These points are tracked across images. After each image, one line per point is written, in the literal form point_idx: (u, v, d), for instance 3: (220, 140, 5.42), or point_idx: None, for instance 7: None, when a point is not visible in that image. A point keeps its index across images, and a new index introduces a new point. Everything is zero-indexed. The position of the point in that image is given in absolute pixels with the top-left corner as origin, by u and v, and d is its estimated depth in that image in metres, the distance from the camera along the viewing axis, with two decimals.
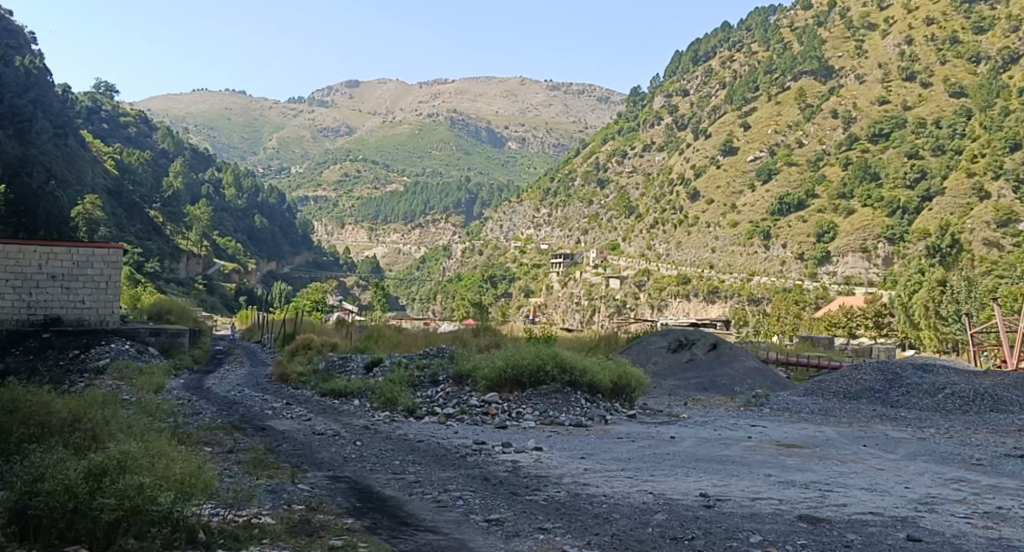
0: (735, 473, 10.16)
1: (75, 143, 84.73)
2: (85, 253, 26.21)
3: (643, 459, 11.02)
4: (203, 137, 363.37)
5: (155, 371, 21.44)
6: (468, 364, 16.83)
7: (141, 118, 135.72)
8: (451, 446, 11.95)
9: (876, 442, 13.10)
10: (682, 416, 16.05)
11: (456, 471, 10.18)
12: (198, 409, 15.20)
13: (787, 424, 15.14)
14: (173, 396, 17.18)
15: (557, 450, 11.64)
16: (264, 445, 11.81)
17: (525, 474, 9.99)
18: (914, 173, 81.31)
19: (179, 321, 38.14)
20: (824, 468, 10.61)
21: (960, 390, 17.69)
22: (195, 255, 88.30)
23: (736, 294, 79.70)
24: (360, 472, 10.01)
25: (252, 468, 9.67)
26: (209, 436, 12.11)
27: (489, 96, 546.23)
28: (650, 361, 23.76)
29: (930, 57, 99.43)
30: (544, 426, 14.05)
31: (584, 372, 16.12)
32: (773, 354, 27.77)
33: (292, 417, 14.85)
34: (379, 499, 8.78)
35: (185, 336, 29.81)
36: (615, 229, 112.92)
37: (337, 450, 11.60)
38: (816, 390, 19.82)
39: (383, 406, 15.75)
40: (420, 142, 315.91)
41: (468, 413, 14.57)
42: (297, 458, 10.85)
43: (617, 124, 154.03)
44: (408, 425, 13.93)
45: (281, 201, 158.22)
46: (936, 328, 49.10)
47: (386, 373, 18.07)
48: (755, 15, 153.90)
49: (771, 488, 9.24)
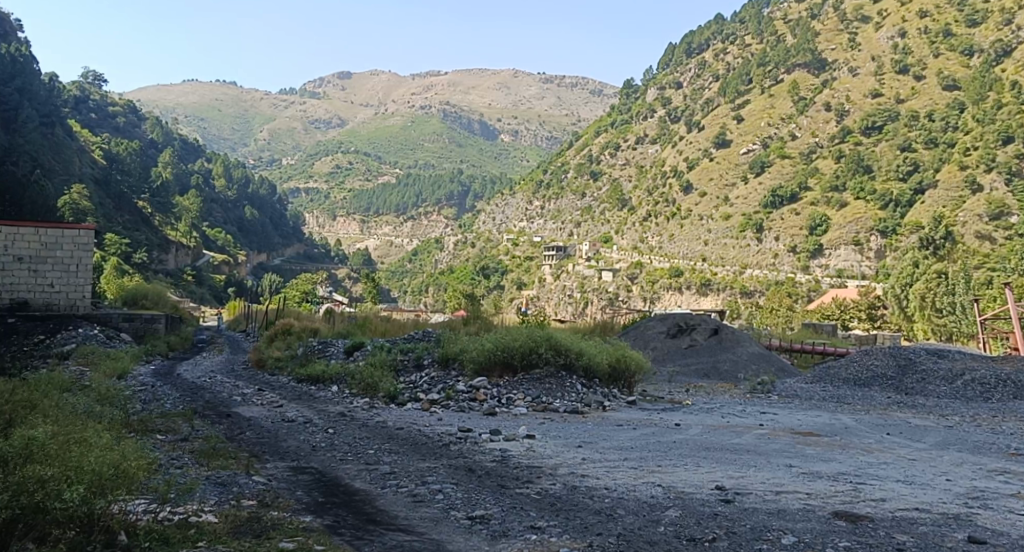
0: (752, 463, 9.01)
1: (63, 133, 82.77)
2: (54, 235, 24.83)
3: (649, 447, 9.86)
4: (195, 128, 359.47)
5: (123, 357, 20.22)
6: (454, 346, 15.63)
7: (129, 108, 133.77)
8: (433, 433, 10.78)
9: (900, 430, 11.98)
10: (685, 403, 14.92)
11: (437, 461, 9.03)
12: (158, 395, 13.96)
13: (798, 411, 14.05)
14: (137, 382, 15.98)
15: (551, 438, 10.50)
16: (225, 432, 10.59)
17: (516, 465, 8.80)
18: (906, 165, 80.29)
19: (157, 306, 36.75)
20: (851, 458, 9.49)
21: (980, 376, 16.61)
22: (184, 247, 86.54)
23: (728, 287, 78.63)
24: (328, 463, 8.83)
25: (203, 458, 8.50)
26: (166, 423, 10.93)
27: (481, 89, 543.71)
28: (648, 347, 22.71)
29: (922, 49, 98.88)
30: (537, 412, 12.93)
31: (580, 354, 14.98)
32: (776, 341, 26.65)
33: (262, 404, 13.64)
34: (350, 491, 7.62)
35: (161, 321, 28.43)
36: (607, 221, 111.60)
37: (307, 438, 10.41)
38: (824, 378, 18.79)
39: (363, 392, 14.60)
40: (412, 135, 313.57)
41: (454, 399, 13.38)
42: (259, 447, 9.64)
43: (609, 117, 152.52)
44: (388, 413, 12.75)
45: (273, 193, 156.44)
46: (930, 320, 48.24)
47: (367, 357, 16.91)
48: (749, 7, 152.76)
49: (796, 480, 8.10)
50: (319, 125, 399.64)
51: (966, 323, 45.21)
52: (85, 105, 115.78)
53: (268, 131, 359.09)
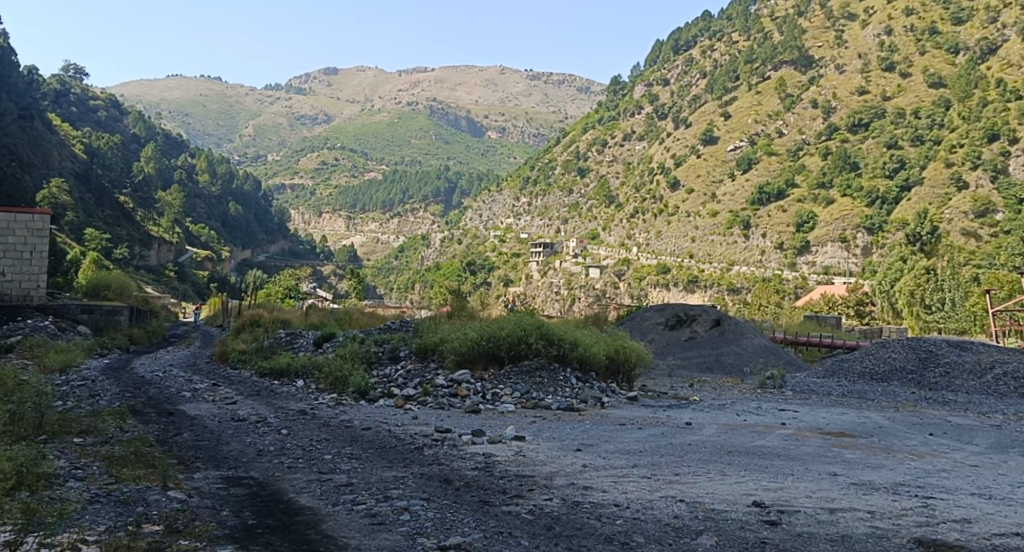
0: (790, 472, 7.43)
1: (42, 125, 80.12)
2: (6, 219, 23.13)
3: (661, 452, 8.25)
4: (179, 123, 353.45)
5: (71, 349, 18.41)
6: (435, 335, 14.01)
7: (111, 102, 131.01)
8: (405, 435, 9.18)
9: (943, 430, 10.42)
10: (693, 399, 13.37)
11: (406, 469, 7.40)
12: (94, 391, 12.32)
13: (821, 409, 12.54)
14: (74, 376, 14.22)
15: (544, 441, 8.88)
16: (158, 434, 8.94)
17: (502, 474, 7.20)
18: (893, 162, 79.06)
19: (121, 298, 34.75)
20: (902, 464, 7.93)
21: (1012, 370, 15.23)
22: (165, 242, 84.22)
23: (716, 284, 77.19)
24: (271, 472, 7.19)
25: (117, 467, 6.85)
26: (90, 424, 9.23)
27: (467, 85, 541.16)
28: (645, 340, 21.33)
29: (908, 47, 97.56)
30: (526, 410, 11.35)
31: (575, 344, 13.39)
32: (780, 334, 25.27)
33: (214, 401, 12.02)
34: (293, 510, 6.00)
35: (124, 313, 26.50)
36: (594, 218, 109.97)
37: (255, 441, 8.75)
38: (838, 373, 17.32)
39: (332, 387, 12.97)
40: (398, 131, 310.44)
41: (432, 396, 11.78)
42: (192, 452, 8.00)
43: (596, 113, 150.89)
44: (356, 411, 11.15)
45: (258, 189, 153.91)
46: (919, 316, 46.76)
47: (338, 349, 15.30)
48: (736, 5, 151.51)
49: (849, 494, 6.51)
50: (304, 121, 395.42)
51: (953, 318, 43.89)
52: (66, 99, 112.90)
53: (253, 127, 353.85)
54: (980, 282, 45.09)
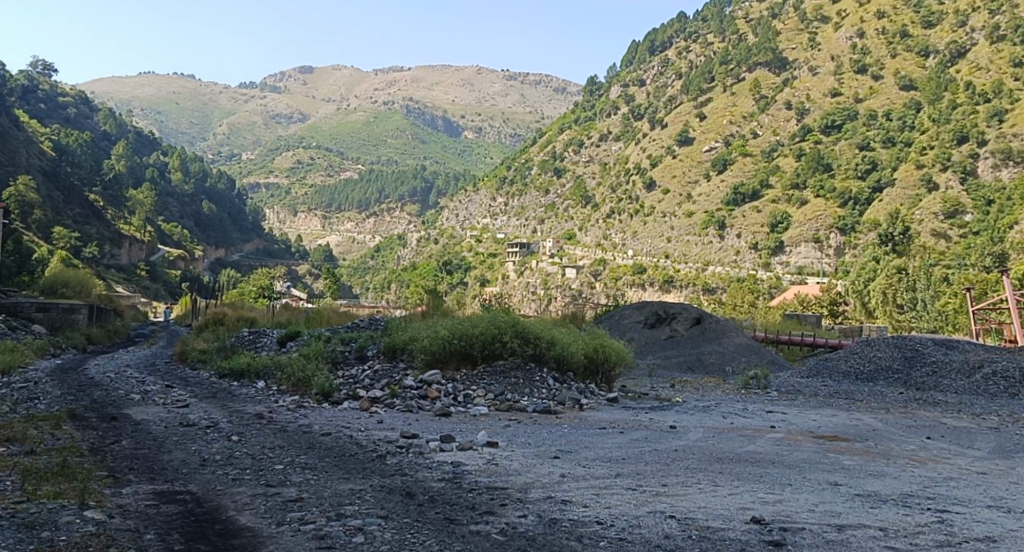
0: (788, 482, 6.76)
1: (9, 120, 78.05)
2: None
3: (646, 459, 7.57)
4: (152, 122, 347.98)
5: (19, 349, 17.42)
6: (404, 334, 13.28)
7: (81, 98, 128.42)
8: (367, 441, 8.43)
9: (942, 433, 9.84)
10: (675, 401, 12.72)
11: (364, 482, 6.64)
12: (34, 393, 11.45)
13: (810, 411, 11.95)
14: (16, 378, 13.29)
15: (518, 447, 8.18)
16: (93, 442, 8.09)
17: (472, 486, 6.47)
18: (865, 164, 79.60)
19: (80, 296, 33.54)
20: (907, 472, 7.32)
21: (1001, 369, 14.77)
22: (137, 241, 82.53)
23: (691, 284, 76.65)
24: (211, 485, 6.42)
25: (30, 482, 6.00)
26: (18, 430, 8.35)
27: (443, 84, 539.17)
28: (624, 338, 20.71)
29: (879, 50, 98.20)
30: (500, 413, 10.66)
31: (552, 343, 12.69)
32: (760, 333, 24.81)
33: (166, 403, 11.21)
34: (230, 531, 5.23)
35: (82, 312, 25.27)
36: (571, 218, 109.50)
37: (201, 449, 7.96)
38: (822, 372, 16.84)
39: (294, 389, 12.20)
40: (374, 130, 308.33)
41: (399, 398, 11.05)
42: (126, 462, 7.18)
43: (573, 114, 150.53)
44: (317, 414, 10.38)
45: (232, 188, 151.75)
46: (891, 315, 46.73)
47: (302, 348, 14.49)
48: (711, 6, 151.79)
49: (857, 508, 5.86)
50: (280, 118, 391.42)
51: (924, 317, 43.87)
52: (34, 95, 110.40)
53: (227, 125, 349.14)
54: (952, 282, 45.01)
